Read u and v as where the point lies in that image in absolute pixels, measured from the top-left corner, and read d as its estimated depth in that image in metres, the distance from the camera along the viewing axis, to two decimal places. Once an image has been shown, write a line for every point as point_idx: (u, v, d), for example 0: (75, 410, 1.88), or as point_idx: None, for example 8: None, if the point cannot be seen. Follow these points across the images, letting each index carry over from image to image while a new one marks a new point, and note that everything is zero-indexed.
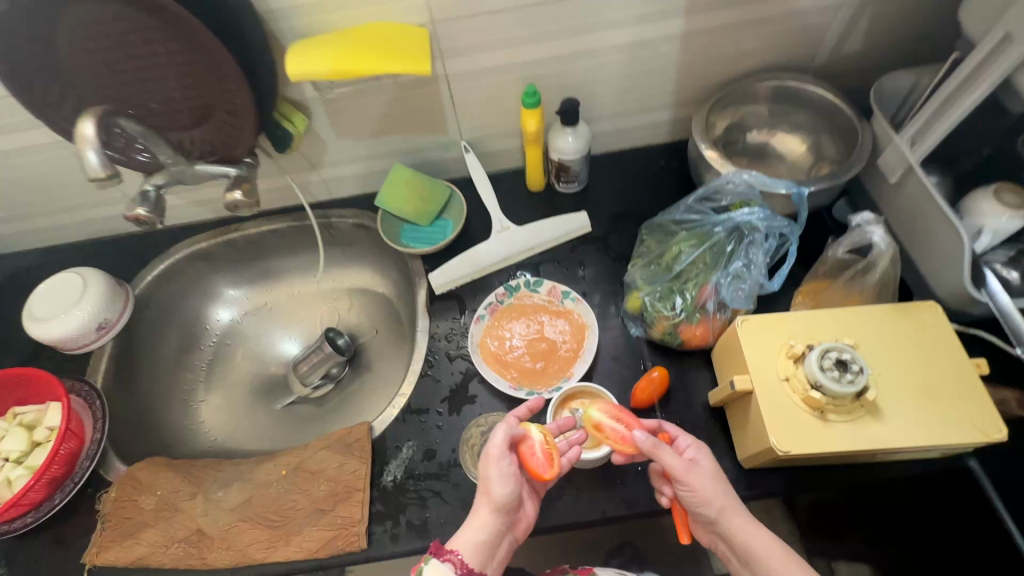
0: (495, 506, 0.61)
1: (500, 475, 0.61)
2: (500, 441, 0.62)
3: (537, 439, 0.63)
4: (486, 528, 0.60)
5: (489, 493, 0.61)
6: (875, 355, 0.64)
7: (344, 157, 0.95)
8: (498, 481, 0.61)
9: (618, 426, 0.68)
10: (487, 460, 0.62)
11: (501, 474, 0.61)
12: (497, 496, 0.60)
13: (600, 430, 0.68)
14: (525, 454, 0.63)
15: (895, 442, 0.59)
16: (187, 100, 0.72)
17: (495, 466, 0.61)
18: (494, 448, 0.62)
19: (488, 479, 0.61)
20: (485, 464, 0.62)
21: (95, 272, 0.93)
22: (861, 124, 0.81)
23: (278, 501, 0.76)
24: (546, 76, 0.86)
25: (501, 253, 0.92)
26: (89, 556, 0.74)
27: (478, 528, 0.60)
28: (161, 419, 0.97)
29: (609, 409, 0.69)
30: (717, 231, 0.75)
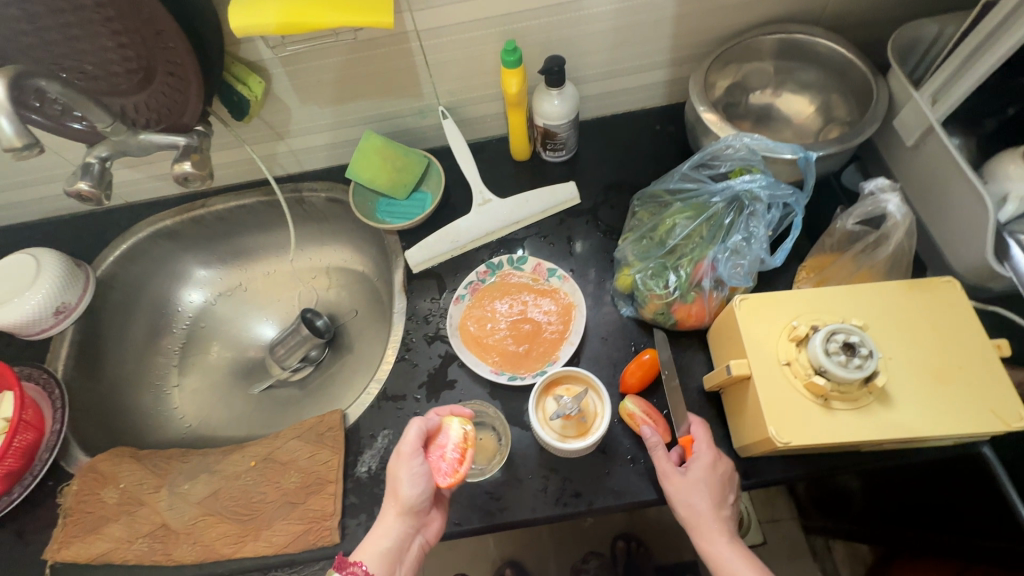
0: (400, 510, 0.62)
1: (410, 477, 0.62)
2: (413, 439, 0.63)
3: (454, 436, 0.64)
4: (392, 532, 0.62)
5: (397, 495, 0.62)
6: (886, 336, 0.58)
7: (311, 125, 0.87)
8: (407, 483, 0.62)
9: (650, 420, 0.68)
10: (398, 461, 0.63)
11: (410, 476, 0.62)
12: (402, 500, 0.62)
13: (633, 420, 0.68)
14: (436, 454, 0.64)
15: (904, 432, 0.54)
16: (124, 62, 0.64)
17: (405, 467, 0.62)
18: (407, 449, 0.62)
19: (397, 479, 0.62)
20: (397, 463, 0.63)
21: (49, 253, 0.87)
22: (875, 81, 0.73)
23: (246, 494, 0.72)
24: (527, 32, 0.77)
25: (483, 228, 0.85)
26: (50, 552, 0.70)
27: (384, 533, 0.62)
28: (130, 406, 0.93)
29: (642, 404, 0.70)
30: (716, 201, 0.69)
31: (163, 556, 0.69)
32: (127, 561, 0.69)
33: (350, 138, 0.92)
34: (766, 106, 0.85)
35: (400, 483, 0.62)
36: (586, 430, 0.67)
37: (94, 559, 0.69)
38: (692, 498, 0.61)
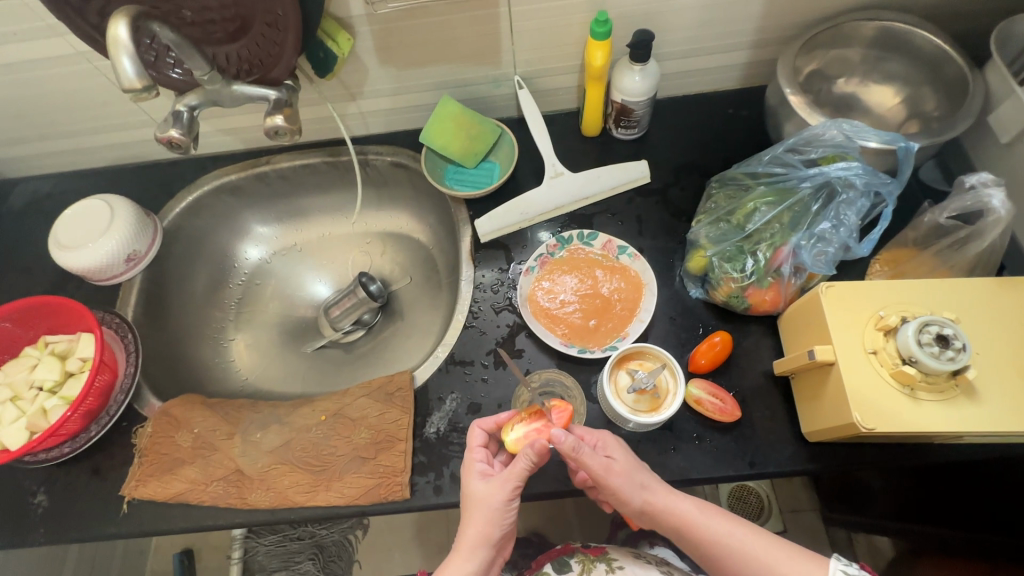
0: (490, 542, 0.63)
1: (503, 510, 0.64)
2: (523, 468, 0.63)
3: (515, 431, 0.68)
4: (476, 559, 0.63)
5: (486, 528, 0.63)
6: (975, 332, 0.59)
7: (385, 87, 0.87)
8: (499, 518, 0.63)
9: (717, 401, 0.71)
10: (498, 498, 0.63)
11: (505, 506, 0.63)
12: (496, 534, 0.63)
13: (700, 405, 0.70)
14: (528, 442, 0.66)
15: (988, 426, 0.55)
16: (222, 10, 0.65)
17: (504, 496, 0.63)
18: (510, 485, 0.63)
19: (490, 510, 0.63)
20: (487, 494, 0.63)
21: (121, 200, 0.87)
22: (972, 75, 0.72)
23: (317, 446, 0.74)
24: (617, 4, 0.76)
25: (553, 201, 0.86)
26: (128, 489, 0.73)
27: (467, 560, 0.63)
28: (192, 356, 0.95)
29: (707, 386, 0.71)
30: (803, 186, 0.68)
31: (238, 500, 0.71)
32: (202, 502, 0.72)
33: (420, 103, 0.91)
34: (849, 94, 0.83)
35: (494, 514, 0.63)
36: (659, 406, 0.69)
37: (171, 498, 0.72)
38: (666, 489, 0.64)
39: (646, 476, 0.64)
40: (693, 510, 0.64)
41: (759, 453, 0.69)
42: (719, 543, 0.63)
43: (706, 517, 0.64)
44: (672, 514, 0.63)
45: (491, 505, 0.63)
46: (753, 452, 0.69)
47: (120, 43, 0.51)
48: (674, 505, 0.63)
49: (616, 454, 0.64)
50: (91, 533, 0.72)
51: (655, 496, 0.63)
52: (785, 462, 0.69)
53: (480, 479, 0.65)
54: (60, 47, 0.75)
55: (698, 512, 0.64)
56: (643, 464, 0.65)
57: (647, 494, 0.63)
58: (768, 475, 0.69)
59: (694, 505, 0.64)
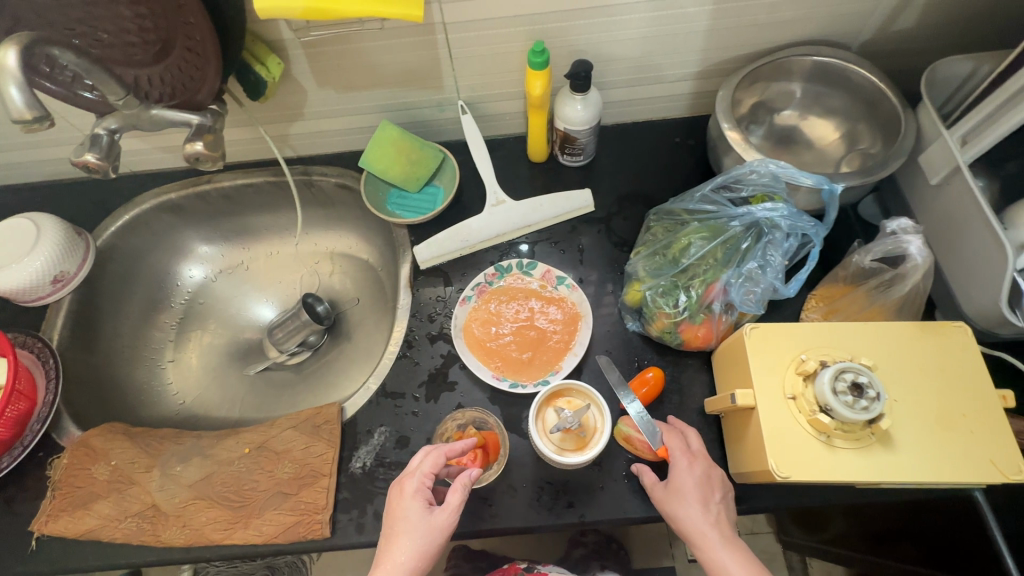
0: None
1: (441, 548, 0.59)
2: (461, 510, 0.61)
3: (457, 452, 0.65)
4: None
5: (419, 563, 0.58)
6: (892, 378, 0.58)
7: (326, 109, 0.85)
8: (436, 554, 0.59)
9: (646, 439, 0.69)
10: (439, 530, 0.59)
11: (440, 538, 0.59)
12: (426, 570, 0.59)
13: (630, 443, 0.69)
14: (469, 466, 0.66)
15: (901, 476, 0.55)
16: (141, 32, 0.62)
17: (441, 527, 0.59)
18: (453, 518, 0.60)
19: (430, 536, 0.59)
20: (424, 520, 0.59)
21: (49, 218, 0.84)
22: (905, 114, 0.72)
23: (239, 481, 0.72)
24: (556, 34, 0.76)
25: (493, 230, 0.84)
26: (37, 524, 0.70)
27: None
28: (124, 379, 0.92)
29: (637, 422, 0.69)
30: (733, 224, 0.67)
31: (151, 537, 0.69)
32: (115, 539, 0.69)
33: (364, 125, 0.90)
34: (790, 128, 0.83)
35: (432, 553, 0.59)
36: (585, 445, 0.67)
37: (82, 534, 0.69)
38: (710, 532, 0.59)
39: (686, 508, 0.60)
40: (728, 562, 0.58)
41: None
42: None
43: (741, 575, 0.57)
44: (705, 556, 0.59)
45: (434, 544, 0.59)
46: None
47: (8, 71, 0.49)
48: (710, 548, 0.59)
49: (674, 480, 0.62)
50: None
51: (693, 524, 0.60)
52: None
53: (426, 509, 0.60)
54: None
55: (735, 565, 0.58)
56: (700, 496, 0.61)
57: (686, 517, 0.60)
58: None
59: (729, 555, 0.58)
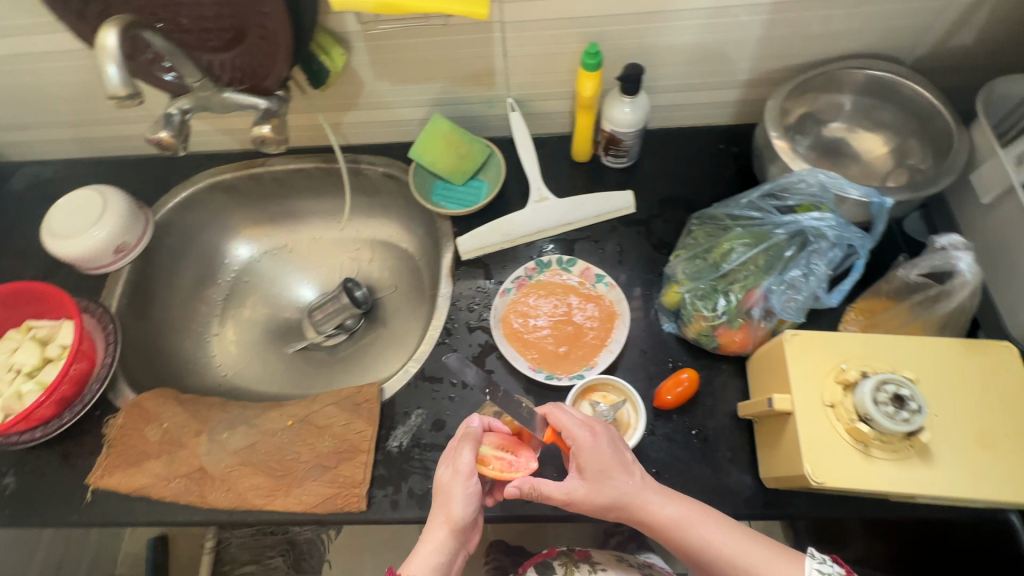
0: (454, 527, 0.62)
1: (466, 495, 0.62)
2: (472, 462, 0.63)
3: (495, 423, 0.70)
4: (438, 548, 0.62)
5: (449, 511, 0.62)
6: (935, 393, 0.59)
7: (379, 101, 0.88)
8: (461, 501, 0.62)
9: (582, 433, 0.63)
10: (456, 486, 0.62)
11: (465, 495, 0.62)
12: (459, 518, 0.62)
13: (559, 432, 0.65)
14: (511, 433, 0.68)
15: (938, 490, 0.55)
16: (217, 19, 0.65)
17: (461, 485, 0.62)
18: (461, 474, 0.63)
19: (450, 496, 0.63)
20: (450, 481, 0.63)
21: (115, 191, 0.89)
22: (958, 131, 0.72)
23: (281, 451, 0.75)
24: (611, 37, 0.77)
25: (535, 225, 0.86)
26: (93, 478, 0.74)
27: (431, 549, 0.62)
28: (172, 349, 0.96)
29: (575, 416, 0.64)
30: (778, 232, 0.68)
31: (198, 498, 0.72)
32: (164, 498, 0.73)
33: (415, 118, 0.93)
34: (838, 140, 0.83)
35: (455, 502, 0.62)
36: None
37: (134, 491, 0.73)
38: (646, 492, 0.62)
39: (619, 485, 0.62)
40: (675, 514, 0.62)
41: (718, 496, 0.69)
42: (705, 547, 0.61)
43: (691, 520, 0.62)
44: (651, 516, 0.62)
45: (455, 495, 0.62)
46: (710, 493, 0.69)
47: (107, 51, 0.53)
48: (653, 507, 0.62)
49: (589, 466, 0.62)
50: (54, 519, 0.74)
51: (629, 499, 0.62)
52: (741, 505, 0.69)
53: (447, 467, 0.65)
54: (64, 42, 0.77)
55: (682, 514, 0.62)
56: (620, 468, 0.63)
57: (623, 493, 0.62)
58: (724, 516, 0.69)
59: (679, 508, 0.62)
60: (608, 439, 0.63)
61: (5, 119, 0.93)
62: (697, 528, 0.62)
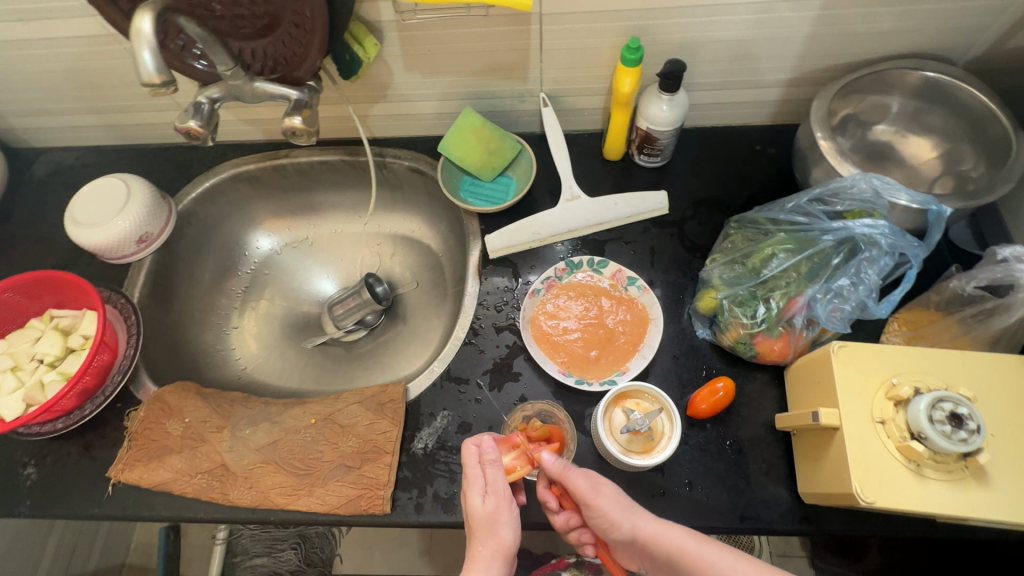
0: (506, 555, 0.59)
1: (513, 518, 0.61)
2: (505, 481, 0.61)
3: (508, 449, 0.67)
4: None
5: (499, 539, 0.59)
6: (991, 412, 0.56)
7: (408, 93, 0.86)
8: (509, 525, 0.60)
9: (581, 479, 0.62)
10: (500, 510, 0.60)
11: (511, 519, 0.60)
12: (509, 543, 0.59)
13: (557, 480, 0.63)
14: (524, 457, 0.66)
15: (995, 514, 0.52)
16: (251, 6, 0.64)
17: (507, 509, 0.60)
18: (501, 498, 0.61)
19: (495, 522, 0.60)
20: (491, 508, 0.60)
21: (139, 180, 0.87)
22: (1017, 137, 0.69)
23: (304, 450, 0.74)
24: (652, 31, 0.75)
25: (566, 224, 0.84)
26: (114, 471, 0.73)
27: None
28: (193, 341, 0.95)
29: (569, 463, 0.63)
30: (825, 239, 0.65)
31: (220, 495, 0.71)
32: (186, 494, 0.72)
33: (444, 111, 0.90)
34: (883, 144, 0.80)
35: (503, 528, 0.60)
36: (652, 449, 0.67)
37: (155, 485, 0.72)
38: (660, 527, 0.60)
39: (641, 518, 0.59)
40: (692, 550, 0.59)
41: (753, 510, 0.67)
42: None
43: (706, 557, 0.59)
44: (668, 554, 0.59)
45: (501, 518, 0.60)
46: (744, 506, 0.67)
47: (143, 36, 0.52)
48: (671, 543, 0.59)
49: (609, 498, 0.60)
50: (75, 511, 0.73)
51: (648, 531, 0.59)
52: (776, 520, 0.66)
53: (479, 497, 0.60)
54: (93, 26, 0.76)
55: (721, 560, 0.56)
56: (630, 503, 0.61)
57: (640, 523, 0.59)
58: (758, 531, 0.66)
59: (693, 543, 0.60)
60: (622, 489, 0.62)
61: (29, 104, 0.92)
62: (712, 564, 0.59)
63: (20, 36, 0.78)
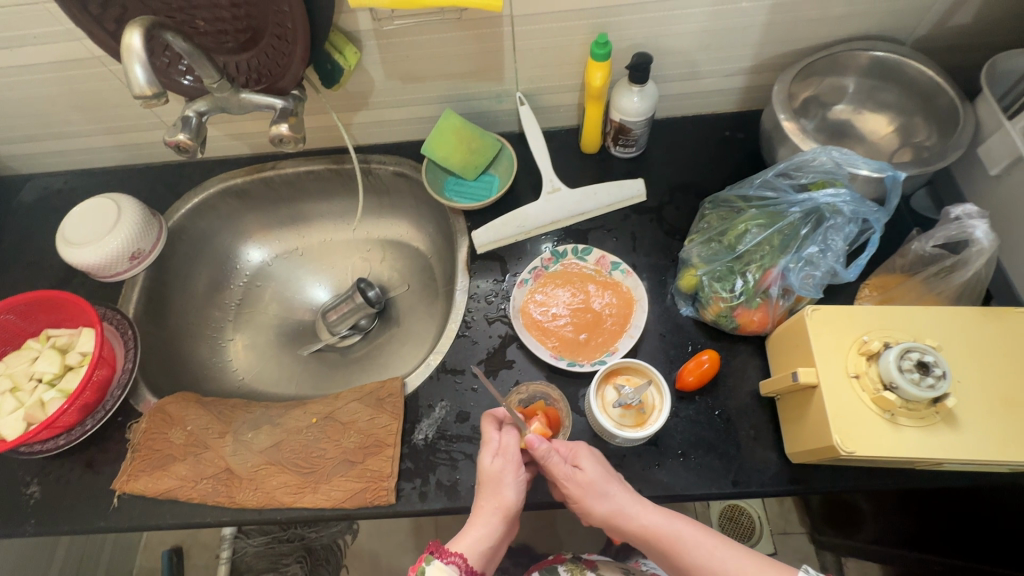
0: (506, 513, 0.64)
1: (518, 481, 0.65)
2: (517, 447, 0.66)
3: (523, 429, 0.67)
4: (492, 531, 0.64)
5: (501, 496, 0.64)
6: (957, 360, 0.60)
7: (390, 99, 0.89)
8: (513, 487, 0.65)
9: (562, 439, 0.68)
10: (510, 471, 0.65)
11: (516, 481, 0.65)
12: (511, 501, 0.64)
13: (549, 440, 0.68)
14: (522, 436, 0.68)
15: (966, 454, 0.56)
16: (234, 21, 0.68)
17: (513, 474, 0.65)
18: (512, 461, 0.66)
19: (501, 481, 0.65)
20: (501, 467, 0.65)
21: (128, 199, 0.89)
22: (963, 106, 0.74)
23: (307, 448, 0.75)
24: (619, 27, 0.78)
25: (549, 216, 0.87)
26: (119, 483, 0.74)
27: (485, 530, 0.63)
28: (189, 354, 0.96)
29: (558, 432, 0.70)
30: (792, 211, 0.69)
31: (226, 498, 0.72)
32: (192, 499, 0.73)
33: (424, 116, 0.94)
34: (844, 121, 0.85)
35: (507, 488, 0.65)
36: (644, 422, 0.70)
37: (161, 494, 0.73)
38: (630, 500, 0.64)
39: (609, 488, 0.64)
40: (660, 522, 0.63)
41: (744, 475, 0.69)
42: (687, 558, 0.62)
43: (676, 529, 0.63)
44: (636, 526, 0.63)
45: (507, 479, 0.65)
46: (737, 471, 0.69)
47: (133, 52, 0.54)
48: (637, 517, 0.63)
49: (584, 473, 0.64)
50: (81, 526, 0.74)
51: (620, 503, 0.64)
52: (768, 483, 0.69)
53: (490, 456, 0.66)
54: (78, 51, 0.78)
55: (667, 524, 0.63)
56: (607, 477, 0.65)
57: (612, 497, 0.64)
58: (750, 494, 0.69)
59: (662, 518, 0.64)
60: (596, 460, 0.66)
61: (15, 132, 0.94)
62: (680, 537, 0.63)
63: (5, 63, 0.79)
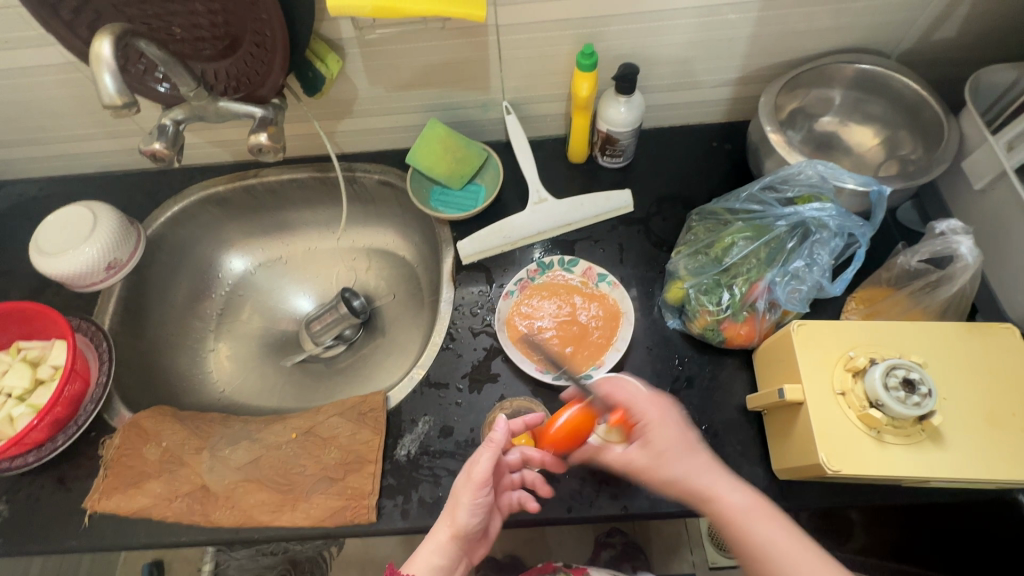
0: (456, 533, 0.64)
1: (473, 506, 0.62)
2: (487, 469, 0.63)
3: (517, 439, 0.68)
4: (445, 552, 0.64)
5: (455, 518, 0.63)
6: (942, 377, 0.59)
7: (375, 108, 0.88)
8: (467, 511, 0.63)
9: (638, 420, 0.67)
10: (467, 495, 0.62)
11: (472, 505, 0.62)
12: (462, 525, 0.63)
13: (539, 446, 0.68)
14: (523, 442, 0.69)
15: (952, 472, 0.55)
16: (212, 28, 0.66)
17: (470, 495, 0.62)
18: (475, 484, 0.62)
19: (458, 502, 0.63)
20: (462, 488, 0.63)
21: (105, 207, 0.86)
22: (948, 120, 0.74)
23: (285, 465, 0.73)
24: (604, 37, 0.78)
25: (535, 226, 0.86)
26: (91, 501, 0.72)
27: (437, 550, 0.63)
28: (168, 365, 0.94)
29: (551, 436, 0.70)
30: (779, 224, 0.68)
31: (201, 517, 0.70)
32: (167, 518, 0.71)
33: (409, 124, 0.92)
34: (830, 133, 0.85)
35: (461, 511, 0.63)
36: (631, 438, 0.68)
37: (134, 513, 0.71)
38: (713, 476, 0.62)
39: (687, 463, 0.63)
40: (741, 499, 0.60)
41: None
42: (747, 539, 0.59)
43: (757, 517, 0.59)
44: (716, 501, 0.61)
45: (462, 501, 0.63)
46: None
47: (103, 60, 0.53)
48: (720, 492, 0.61)
49: (655, 441, 0.65)
50: (50, 546, 0.71)
51: (696, 474, 0.62)
52: None
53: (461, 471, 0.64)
54: (52, 56, 0.76)
55: (750, 506, 0.60)
56: (688, 448, 0.64)
57: (688, 469, 0.63)
58: None
59: (742, 497, 0.60)
60: (676, 420, 0.66)
61: None
62: (759, 525, 0.59)
63: None
